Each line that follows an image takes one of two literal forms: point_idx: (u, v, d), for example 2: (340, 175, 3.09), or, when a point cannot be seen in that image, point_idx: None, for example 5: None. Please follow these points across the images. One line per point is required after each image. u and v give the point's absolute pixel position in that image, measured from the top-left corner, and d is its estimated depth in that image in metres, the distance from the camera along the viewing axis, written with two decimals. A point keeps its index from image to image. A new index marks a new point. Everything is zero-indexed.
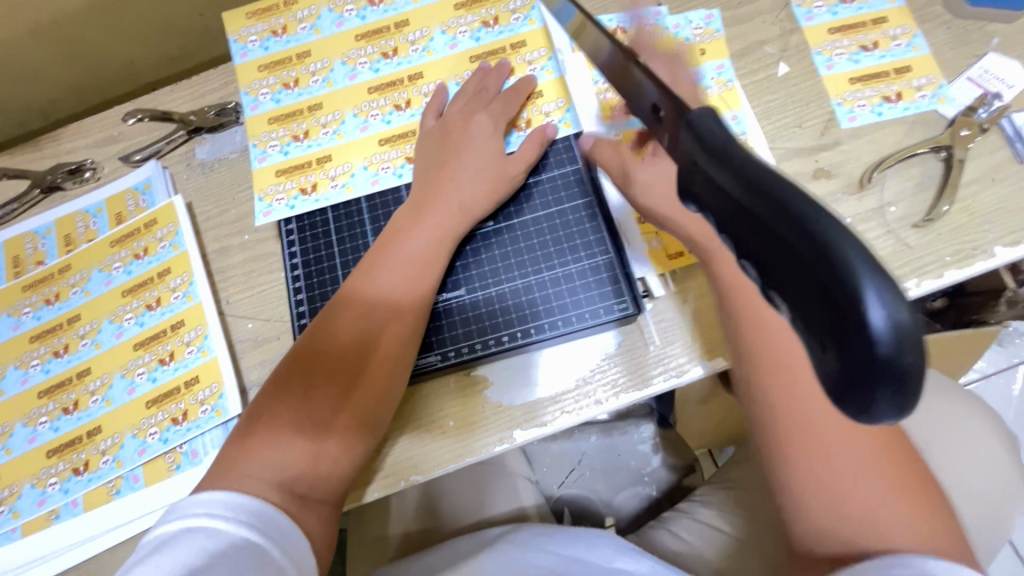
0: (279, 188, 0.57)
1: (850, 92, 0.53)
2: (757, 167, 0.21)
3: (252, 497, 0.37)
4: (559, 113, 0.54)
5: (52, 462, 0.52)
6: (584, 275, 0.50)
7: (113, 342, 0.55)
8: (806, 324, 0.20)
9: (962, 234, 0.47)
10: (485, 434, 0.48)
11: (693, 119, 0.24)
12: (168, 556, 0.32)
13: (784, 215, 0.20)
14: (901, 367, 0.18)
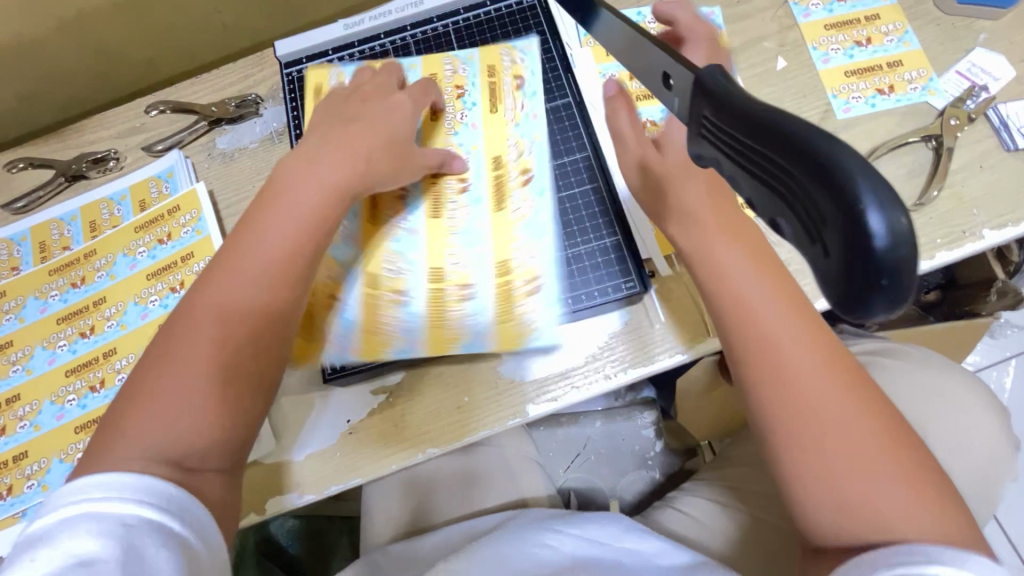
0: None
1: (845, 85, 0.56)
2: (762, 109, 0.22)
3: (134, 476, 0.34)
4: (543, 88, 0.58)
5: (79, 438, 0.54)
6: (588, 258, 0.53)
7: (139, 322, 0.57)
8: (809, 237, 0.21)
9: (952, 218, 0.50)
10: (499, 408, 0.50)
11: (700, 75, 0.25)
12: (52, 551, 0.31)
13: (787, 140, 0.21)
14: (899, 264, 0.19)
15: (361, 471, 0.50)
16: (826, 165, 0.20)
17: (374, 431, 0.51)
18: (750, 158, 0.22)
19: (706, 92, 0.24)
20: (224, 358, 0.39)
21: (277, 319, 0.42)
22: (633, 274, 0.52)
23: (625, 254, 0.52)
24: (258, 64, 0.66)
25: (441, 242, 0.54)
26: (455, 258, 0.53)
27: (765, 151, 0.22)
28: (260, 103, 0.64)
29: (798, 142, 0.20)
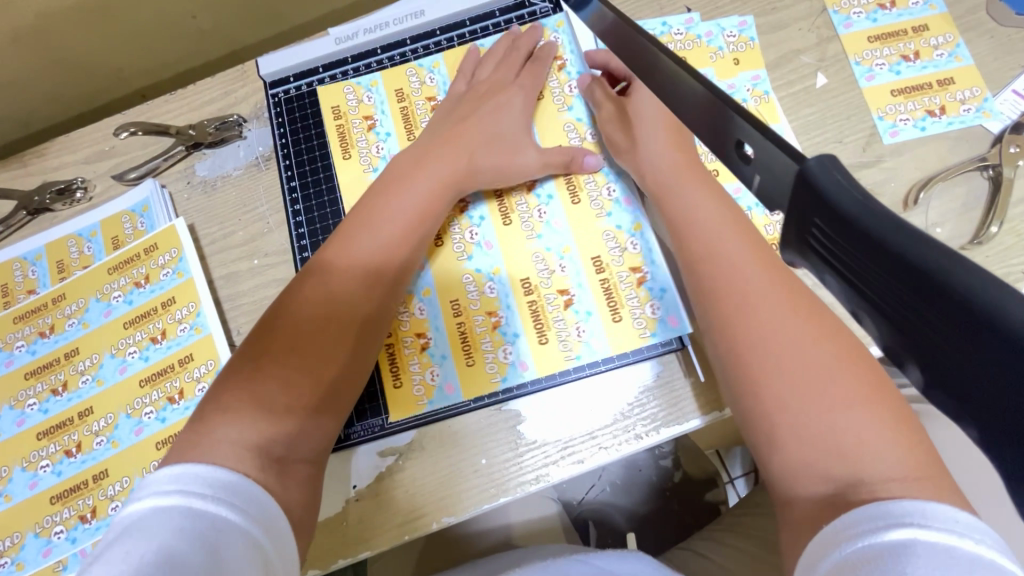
0: (364, 152, 0.52)
1: (892, 105, 0.51)
2: (911, 247, 0.19)
3: (230, 472, 0.33)
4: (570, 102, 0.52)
5: (56, 510, 0.49)
6: (622, 313, 0.47)
7: (116, 378, 0.51)
8: (964, 406, 0.19)
9: (1011, 257, 0.46)
10: (521, 473, 0.46)
11: (813, 177, 0.21)
12: (137, 539, 0.28)
13: (951, 297, 0.18)
14: None
15: (369, 544, 0.46)
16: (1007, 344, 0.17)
17: (382, 498, 0.47)
18: (893, 305, 0.20)
19: (831, 206, 0.20)
20: (298, 363, 0.40)
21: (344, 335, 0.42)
22: (670, 336, 0.46)
23: (661, 319, 0.47)
24: (239, 79, 0.59)
25: (534, 255, 0.49)
26: (547, 273, 0.48)
27: (920, 304, 0.19)
28: (243, 124, 0.58)
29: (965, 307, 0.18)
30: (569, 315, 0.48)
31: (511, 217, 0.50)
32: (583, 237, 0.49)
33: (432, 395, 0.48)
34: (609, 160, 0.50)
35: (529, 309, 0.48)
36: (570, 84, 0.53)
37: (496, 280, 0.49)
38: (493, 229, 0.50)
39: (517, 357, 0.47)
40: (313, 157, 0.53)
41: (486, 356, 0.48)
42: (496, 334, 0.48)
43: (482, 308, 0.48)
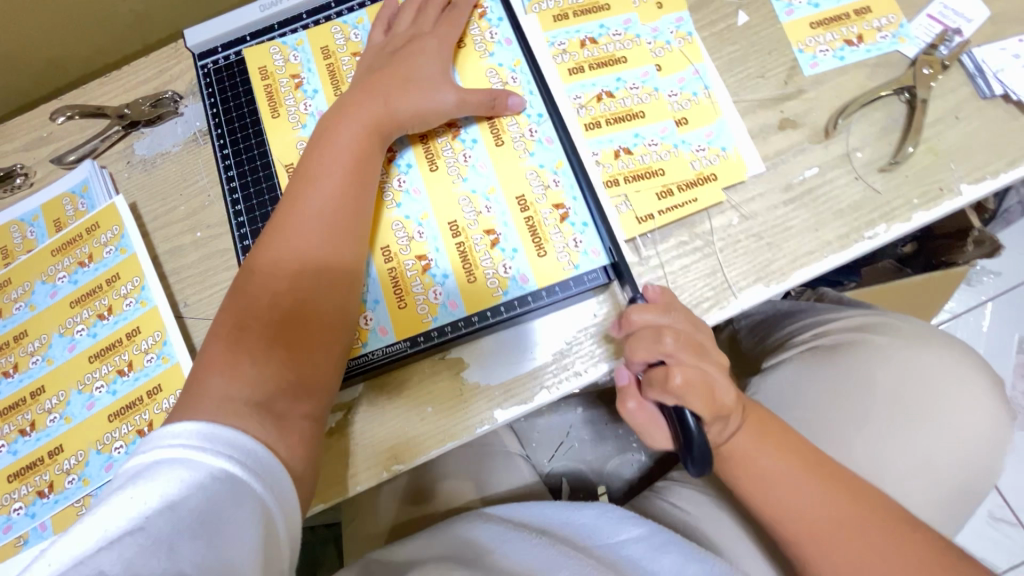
0: (292, 109, 0.53)
1: (811, 37, 0.51)
2: None
3: (234, 432, 0.35)
4: (491, 49, 0.53)
5: (13, 487, 0.49)
6: (547, 251, 0.48)
7: (66, 356, 0.52)
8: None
9: (928, 174, 0.47)
10: (465, 418, 0.47)
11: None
12: (143, 487, 0.31)
13: None
14: None
15: (324, 498, 0.47)
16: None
17: (332, 450, 0.47)
18: None
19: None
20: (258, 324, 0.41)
21: (299, 298, 0.42)
22: (594, 268, 0.48)
23: (584, 252, 0.48)
24: (173, 57, 0.60)
25: (459, 198, 0.50)
26: (473, 215, 0.49)
27: None
28: (179, 101, 0.58)
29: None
30: (498, 257, 0.48)
31: (438, 164, 0.51)
32: (508, 178, 0.50)
33: (367, 338, 0.48)
34: (530, 103, 0.51)
35: (457, 251, 0.49)
36: (491, 31, 0.53)
37: (424, 224, 0.49)
38: (422, 178, 0.50)
39: (451, 297, 0.48)
40: (244, 122, 0.54)
41: (419, 299, 0.48)
42: (426, 277, 0.49)
43: (413, 252, 0.49)
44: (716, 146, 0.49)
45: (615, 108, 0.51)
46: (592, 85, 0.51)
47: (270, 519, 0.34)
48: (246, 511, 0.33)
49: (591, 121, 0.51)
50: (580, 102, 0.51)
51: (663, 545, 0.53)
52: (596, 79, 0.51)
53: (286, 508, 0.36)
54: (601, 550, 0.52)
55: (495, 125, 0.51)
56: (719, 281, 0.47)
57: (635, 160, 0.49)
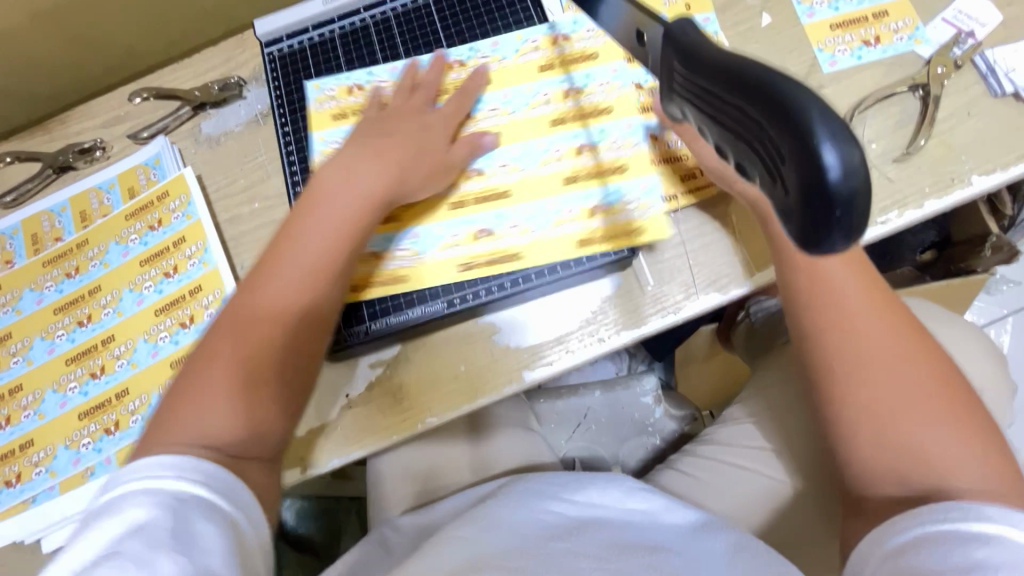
0: (332, 136, 0.58)
1: (831, 38, 0.55)
2: (725, 56, 0.21)
3: (183, 456, 0.38)
4: (536, 53, 0.58)
5: (84, 424, 0.54)
6: (580, 219, 0.52)
7: (135, 309, 0.57)
8: (775, 181, 0.19)
9: (940, 165, 0.50)
10: (495, 377, 0.51)
11: (670, 25, 0.24)
12: (115, 520, 0.35)
13: (739, 78, 0.20)
14: (853, 200, 0.17)
15: (361, 445, 0.51)
16: (798, 127, 0.17)
17: (370, 403, 0.52)
18: (712, 98, 0.22)
19: (676, 47, 0.23)
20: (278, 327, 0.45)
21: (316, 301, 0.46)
22: (617, 244, 0.51)
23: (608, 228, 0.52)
24: (239, 46, 0.66)
25: (500, 192, 0.54)
26: (506, 204, 0.54)
27: (711, 88, 0.22)
28: (243, 85, 0.64)
29: (783, 103, 0.18)
30: (537, 238, 0.52)
31: (457, 175, 0.55)
32: (521, 167, 0.55)
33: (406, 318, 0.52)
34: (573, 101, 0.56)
35: (498, 230, 0.53)
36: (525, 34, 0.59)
37: (459, 223, 0.54)
38: (452, 195, 0.55)
39: (490, 266, 0.52)
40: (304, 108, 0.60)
41: (463, 274, 0.52)
42: (470, 258, 0.53)
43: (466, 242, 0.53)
44: None
45: (642, 100, 0.55)
46: (618, 80, 0.56)
47: (235, 523, 0.37)
48: (211, 517, 0.36)
49: (618, 113, 0.55)
50: (607, 96, 0.55)
51: (672, 507, 0.56)
52: (622, 75, 0.56)
53: (253, 519, 0.39)
54: (611, 514, 0.55)
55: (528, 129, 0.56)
56: (738, 259, 0.51)
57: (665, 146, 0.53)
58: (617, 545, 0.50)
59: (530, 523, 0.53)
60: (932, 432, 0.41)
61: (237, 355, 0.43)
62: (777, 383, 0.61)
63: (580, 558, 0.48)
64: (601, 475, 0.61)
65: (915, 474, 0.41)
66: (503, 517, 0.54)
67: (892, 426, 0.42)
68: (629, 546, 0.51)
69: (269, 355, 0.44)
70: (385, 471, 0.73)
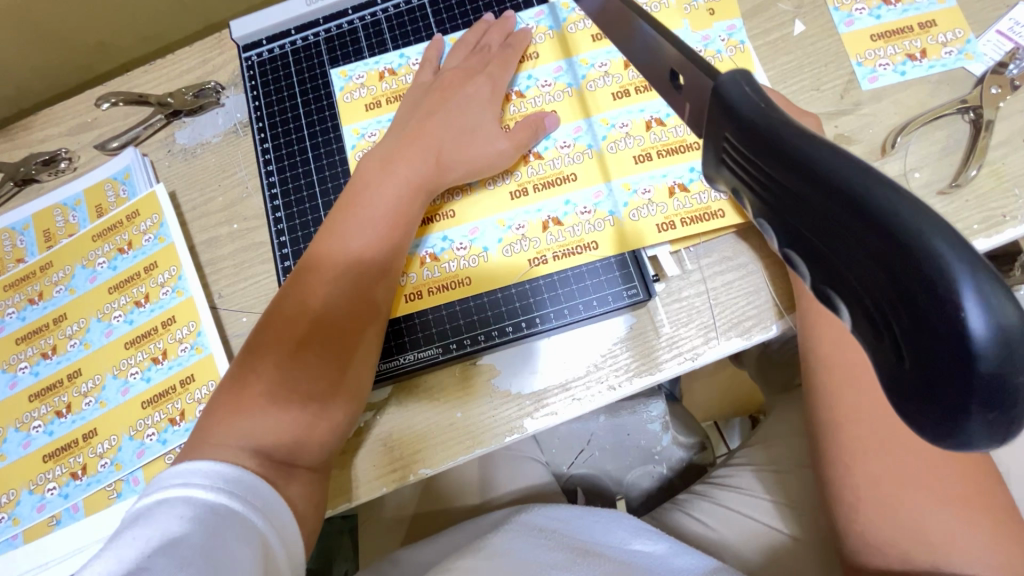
0: (369, 127, 0.53)
1: (871, 50, 0.49)
2: (809, 149, 0.16)
3: (231, 467, 0.37)
4: (555, 59, 0.52)
5: (48, 467, 0.50)
6: (597, 241, 0.48)
7: (103, 341, 0.52)
8: (875, 328, 0.15)
9: (991, 199, 0.45)
10: (495, 424, 0.46)
11: (722, 84, 0.19)
12: (145, 527, 0.32)
13: (833, 190, 0.15)
14: (1001, 379, 0.13)
15: (347, 497, 0.47)
16: (925, 275, 0.14)
17: (357, 451, 0.47)
18: (790, 201, 0.17)
19: (731, 114, 0.18)
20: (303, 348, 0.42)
21: (338, 319, 0.43)
22: (634, 283, 0.47)
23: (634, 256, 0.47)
24: (217, 47, 0.60)
25: (509, 219, 0.49)
26: (512, 239, 0.49)
27: (790, 189, 0.17)
28: (221, 92, 0.58)
29: (907, 238, 0.14)
30: (540, 276, 0.48)
31: (457, 210, 0.50)
32: (527, 189, 0.50)
33: (408, 358, 0.48)
34: (596, 111, 0.50)
35: (505, 272, 0.48)
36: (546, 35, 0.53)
37: (462, 261, 0.49)
38: (452, 231, 0.50)
39: (481, 312, 0.48)
40: (285, 116, 0.55)
41: (455, 319, 0.49)
42: (463, 302, 0.49)
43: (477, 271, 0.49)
44: None
45: (667, 138, 0.49)
46: (640, 111, 0.50)
47: (269, 547, 0.35)
48: (246, 538, 0.34)
49: (641, 153, 0.49)
50: (627, 131, 0.49)
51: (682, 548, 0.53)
52: (645, 105, 0.50)
53: (287, 543, 0.37)
54: (615, 552, 0.51)
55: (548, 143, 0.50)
56: (763, 300, 0.46)
57: (692, 199, 0.47)
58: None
59: (535, 554, 0.48)
60: (937, 508, 0.37)
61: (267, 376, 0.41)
62: (790, 433, 0.58)
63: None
64: (604, 512, 0.58)
65: (912, 549, 0.37)
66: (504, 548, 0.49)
67: (890, 494, 0.38)
68: None
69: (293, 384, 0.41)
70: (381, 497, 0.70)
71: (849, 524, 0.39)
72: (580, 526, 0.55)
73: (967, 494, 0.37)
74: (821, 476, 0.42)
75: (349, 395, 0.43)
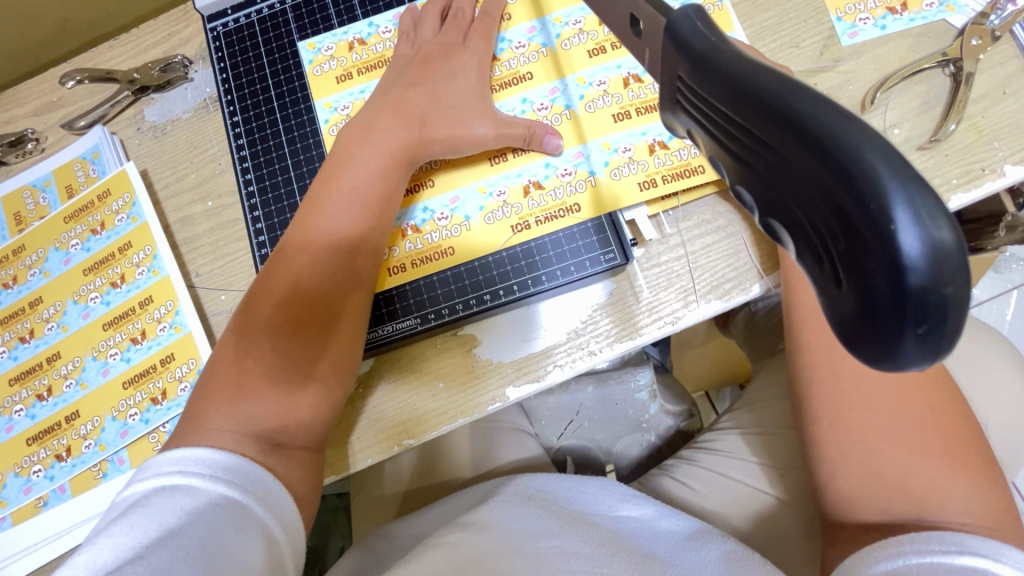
0: (342, 100, 0.52)
1: (851, 5, 0.48)
2: (755, 76, 0.16)
3: (228, 454, 0.37)
4: (529, 21, 0.51)
5: (33, 450, 0.50)
6: (579, 202, 0.47)
7: (80, 323, 0.52)
8: (817, 257, 0.15)
9: (970, 153, 0.45)
10: (477, 394, 0.47)
11: (673, 20, 0.18)
12: (142, 516, 0.32)
13: (777, 117, 0.15)
14: (936, 296, 0.13)
15: (336, 469, 0.47)
16: (865, 194, 0.14)
17: (346, 425, 0.47)
18: (738, 133, 0.17)
19: (682, 49, 0.18)
20: (281, 322, 0.41)
21: (316, 291, 0.42)
22: (611, 248, 0.46)
23: (611, 223, 0.47)
24: (183, 19, 0.58)
25: (486, 189, 0.49)
26: (493, 206, 0.48)
27: (738, 122, 0.16)
28: (189, 66, 0.57)
29: (846, 158, 0.14)
30: (518, 243, 0.48)
31: (436, 179, 0.49)
32: (505, 155, 0.49)
33: (388, 332, 0.48)
34: (571, 72, 0.49)
35: (486, 240, 0.48)
36: None
37: (445, 231, 0.49)
38: (432, 202, 0.49)
39: (460, 282, 0.48)
40: (254, 89, 0.54)
41: (432, 290, 0.48)
42: (442, 273, 0.48)
43: (455, 240, 0.48)
44: None
45: (645, 95, 0.48)
46: (617, 67, 0.49)
47: (271, 535, 0.35)
48: (247, 528, 0.34)
49: (619, 111, 0.48)
50: (604, 89, 0.48)
51: (669, 511, 0.54)
52: (622, 61, 0.49)
53: (290, 528, 0.38)
54: (603, 518, 0.52)
55: (525, 108, 0.49)
56: (742, 261, 0.45)
57: (672, 156, 0.46)
58: (614, 543, 0.47)
59: (522, 523, 0.49)
60: (912, 461, 0.37)
61: (251, 351, 0.41)
62: (775, 396, 0.58)
63: (568, 559, 0.43)
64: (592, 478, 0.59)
65: (889, 502, 0.37)
66: (490, 521, 0.50)
67: (868, 449, 0.38)
68: (625, 547, 0.47)
69: (274, 359, 0.41)
70: (374, 473, 0.70)
71: (828, 478, 0.40)
72: (568, 493, 0.56)
73: (942, 448, 0.37)
74: (803, 434, 0.42)
75: (333, 365, 0.43)
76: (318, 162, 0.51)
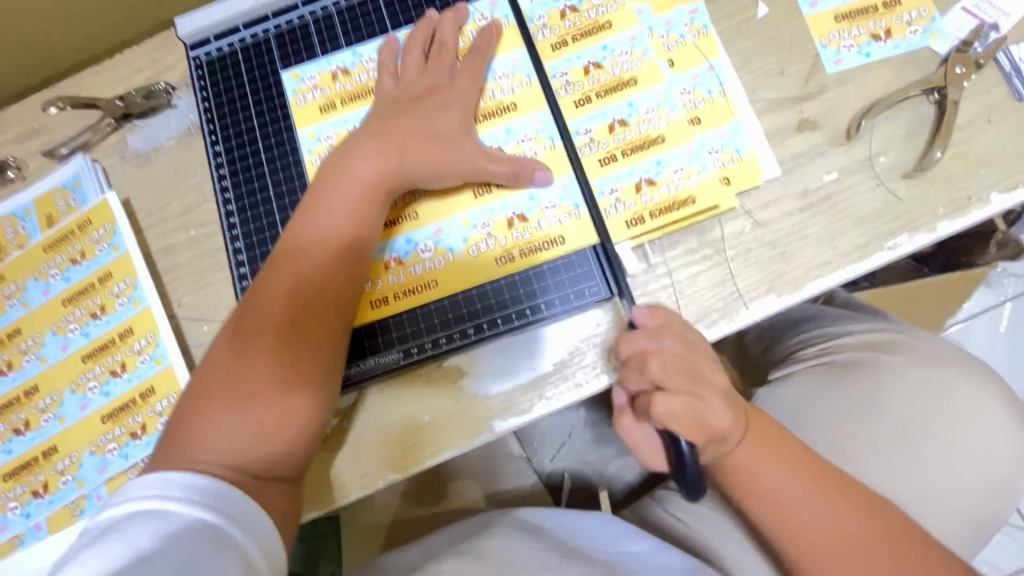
0: (325, 130, 0.51)
1: (836, 31, 0.48)
2: None
3: (207, 477, 0.36)
4: (513, 50, 0.50)
5: (9, 486, 0.49)
6: (563, 236, 0.47)
7: (59, 355, 0.51)
8: None
9: (956, 181, 0.44)
10: (461, 429, 0.46)
11: None
12: (117, 542, 0.32)
13: None
14: None
15: (320, 505, 0.46)
16: None
17: (331, 460, 0.46)
18: None
19: None
20: (286, 331, 0.41)
21: (323, 299, 0.43)
22: (595, 281, 0.46)
23: (595, 255, 0.46)
24: (166, 45, 0.57)
25: (469, 221, 0.48)
26: (476, 238, 0.48)
27: None
28: (172, 92, 0.56)
29: None
30: (502, 276, 0.47)
31: (418, 211, 0.49)
32: (488, 186, 0.48)
33: (370, 368, 0.47)
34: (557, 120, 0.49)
35: (469, 273, 0.47)
36: (501, 21, 0.51)
37: (427, 263, 0.48)
38: (415, 233, 0.48)
39: (443, 315, 0.47)
40: (237, 118, 0.54)
41: (415, 323, 0.48)
42: (425, 305, 0.48)
43: (438, 273, 0.48)
44: (730, 148, 0.46)
45: (631, 137, 0.48)
46: (603, 114, 0.48)
47: (249, 558, 0.34)
48: (225, 552, 0.33)
49: (605, 155, 0.48)
50: (590, 136, 0.48)
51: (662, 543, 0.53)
52: (607, 108, 0.48)
53: (270, 551, 0.37)
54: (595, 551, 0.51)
55: (510, 140, 0.49)
56: (729, 290, 0.45)
57: (660, 193, 0.46)
58: None
59: (513, 558, 0.47)
60: None
61: (254, 359, 0.41)
62: None
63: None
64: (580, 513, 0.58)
65: None
66: (478, 555, 0.49)
67: None
68: None
69: (279, 367, 0.41)
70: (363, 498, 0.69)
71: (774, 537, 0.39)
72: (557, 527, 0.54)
73: None
74: None
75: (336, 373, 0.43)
76: (301, 192, 0.51)
